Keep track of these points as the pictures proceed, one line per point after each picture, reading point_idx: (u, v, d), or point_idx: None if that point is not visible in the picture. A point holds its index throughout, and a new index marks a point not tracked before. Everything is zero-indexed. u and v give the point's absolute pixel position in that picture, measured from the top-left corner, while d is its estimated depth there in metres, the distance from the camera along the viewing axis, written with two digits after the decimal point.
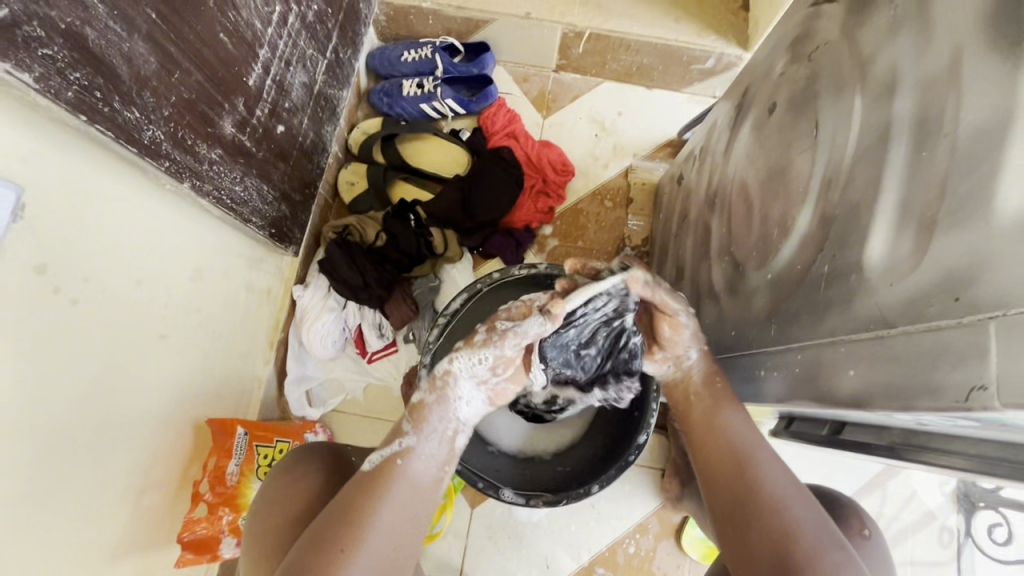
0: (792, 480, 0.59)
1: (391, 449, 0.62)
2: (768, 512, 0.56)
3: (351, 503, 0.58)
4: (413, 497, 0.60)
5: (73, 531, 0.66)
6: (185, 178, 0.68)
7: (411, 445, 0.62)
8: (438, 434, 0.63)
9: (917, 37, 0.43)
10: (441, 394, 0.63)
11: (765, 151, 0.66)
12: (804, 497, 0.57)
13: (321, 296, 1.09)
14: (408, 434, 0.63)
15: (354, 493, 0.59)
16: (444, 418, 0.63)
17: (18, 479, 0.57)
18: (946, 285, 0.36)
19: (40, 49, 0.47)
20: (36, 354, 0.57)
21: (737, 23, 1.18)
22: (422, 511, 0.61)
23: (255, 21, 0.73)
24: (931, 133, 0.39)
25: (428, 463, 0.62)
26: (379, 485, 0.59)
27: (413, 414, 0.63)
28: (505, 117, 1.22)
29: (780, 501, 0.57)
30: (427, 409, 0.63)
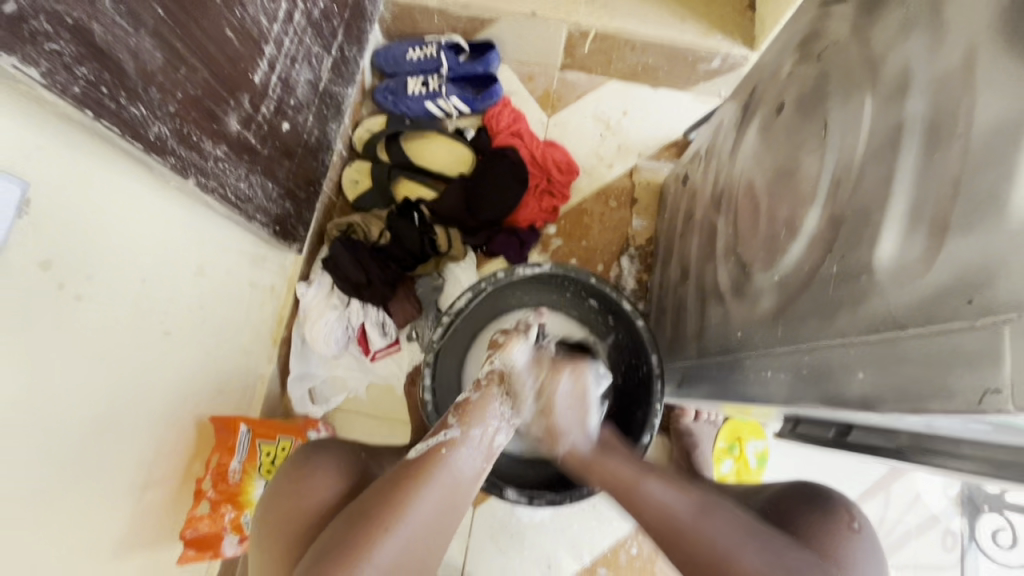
0: (738, 521, 0.54)
1: (437, 439, 0.59)
2: (690, 547, 0.54)
3: (397, 484, 0.55)
4: (462, 490, 0.58)
5: (78, 527, 0.66)
6: (190, 175, 0.68)
7: (465, 436, 0.60)
8: (495, 429, 0.61)
9: (929, 38, 0.42)
10: (487, 392, 0.64)
11: (772, 152, 0.65)
12: (739, 528, 0.54)
13: (324, 293, 1.08)
14: (462, 425, 0.61)
15: (400, 476, 0.56)
16: (494, 416, 0.62)
17: (22, 475, 0.57)
18: (959, 288, 0.35)
19: (47, 44, 0.47)
20: (41, 349, 0.57)
21: (743, 22, 1.17)
22: (462, 506, 0.57)
23: (261, 18, 0.73)
24: (944, 133, 0.39)
25: (476, 460, 0.59)
26: (427, 470, 0.56)
27: (467, 408, 0.62)
28: (510, 116, 1.22)
29: (690, 533, 0.54)
30: (474, 404, 0.62)
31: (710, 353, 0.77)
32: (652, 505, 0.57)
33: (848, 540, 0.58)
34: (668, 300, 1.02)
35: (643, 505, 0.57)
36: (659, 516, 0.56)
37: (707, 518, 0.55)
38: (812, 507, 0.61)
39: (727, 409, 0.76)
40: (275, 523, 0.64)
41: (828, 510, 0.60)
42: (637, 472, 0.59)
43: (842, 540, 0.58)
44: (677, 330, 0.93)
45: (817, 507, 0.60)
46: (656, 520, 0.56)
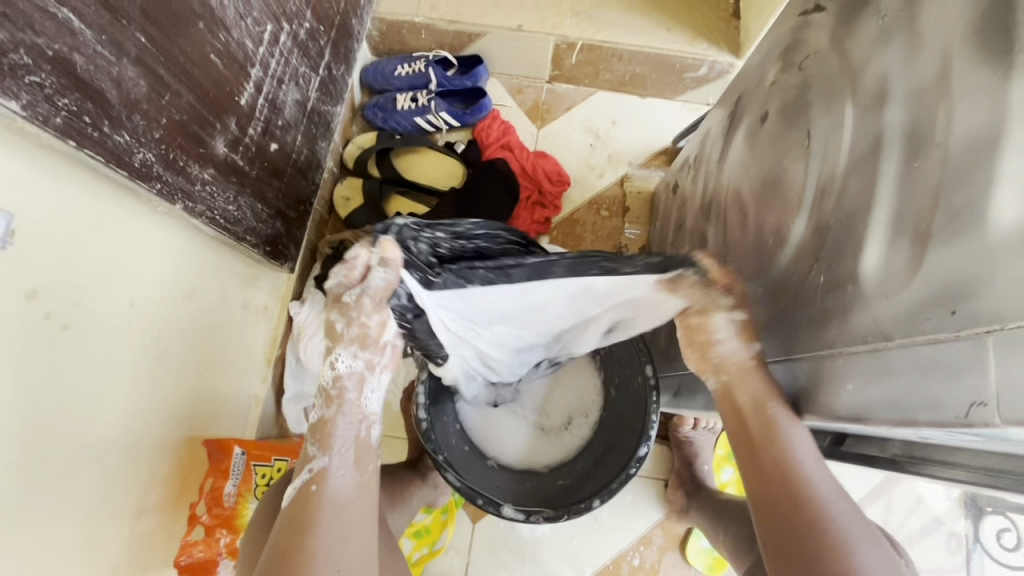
0: (854, 505, 0.51)
1: (302, 479, 0.61)
2: (820, 522, 0.49)
3: (277, 554, 0.56)
4: (342, 521, 0.59)
5: (71, 547, 0.65)
6: (177, 200, 0.67)
7: (325, 467, 0.61)
8: (351, 435, 0.63)
9: (906, 48, 0.42)
10: (334, 407, 0.63)
11: (758, 160, 0.65)
12: (858, 516, 0.51)
13: (318, 312, 1.07)
14: (314, 457, 0.62)
15: (280, 539, 0.58)
16: (340, 440, 0.62)
17: (11, 496, 0.56)
18: (943, 298, 0.35)
19: (27, 76, 0.47)
20: (28, 370, 0.56)
21: (728, 29, 1.18)
22: (357, 529, 0.60)
23: (247, 41, 0.74)
24: (924, 140, 0.39)
25: (345, 477, 0.62)
26: (303, 523, 0.58)
27: (315, 435, 0.62)
28: (499, 129, 1.22)
29: (823, 513, 0.50)
30: (329, 425, 0.63)
31: None
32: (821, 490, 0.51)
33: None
34: None
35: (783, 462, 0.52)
36: (810, 498, 0.51)
37: (837, 499, 0.51)
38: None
39: None
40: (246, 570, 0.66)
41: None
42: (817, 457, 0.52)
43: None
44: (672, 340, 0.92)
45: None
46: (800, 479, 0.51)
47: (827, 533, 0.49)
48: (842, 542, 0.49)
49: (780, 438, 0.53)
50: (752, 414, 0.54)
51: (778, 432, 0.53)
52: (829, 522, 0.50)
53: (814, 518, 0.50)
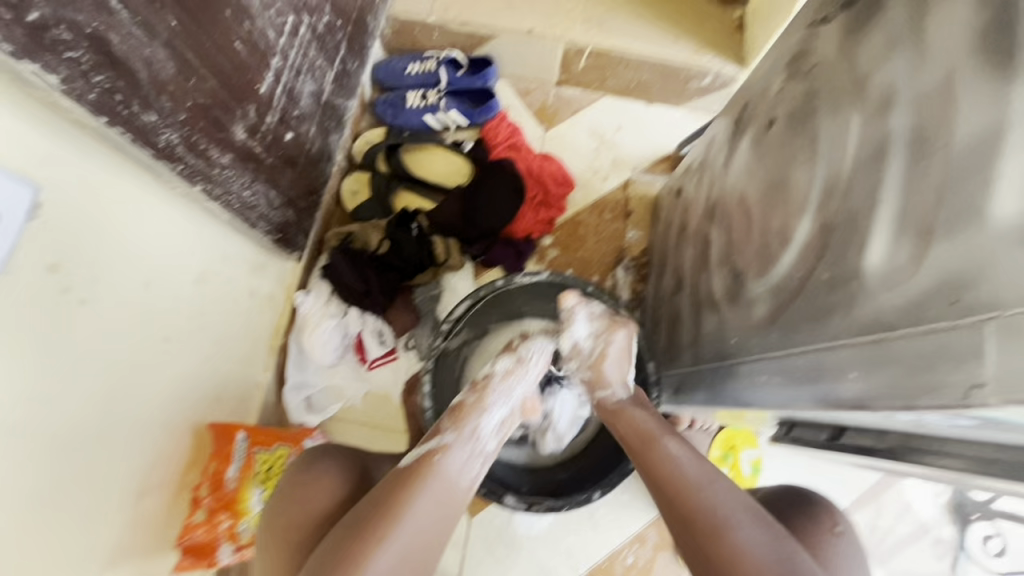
0: (743, 501, 0.60)
1: (430, 445, 0.65)
2: (655, 469, 0.65)
3: (388, 497, 0.60)
4: (440, 504, 0.61)
5: (74, 519, 0.65)
6: (196, 182, 0.70)
7: (447, 440, 0.66)
8: (473, 433, 0.67)
9: (912, 58, 0.45)
10: (478, 394, 0.70)
11: (764, 165, 0.68)
12: (741, 504, 0.60)
13: (321, 302, 1.08)
14: (444, 430, 0.67)
15: (393, 486, 0.61)
16: (484, 421, 0.68)
17: (20, 465, 0.57)
18: (944, 289, 0.37)
19: (66, 52, 0.48)
20: (43, 340, 0.57)
21: (732, 42, 1.21)
22: (451, 513, 0.62)
23: (269, 31, 0.75)
24: (928, 144, 0.41)
25: (466, 463, 0.65)
26: (416, 482, 0.61)
27: (453, 415, 0.68)
28: (508, 130, 1.23)
29: (696, 491, 0.61)
30: (467, 408, 0.69)
31: (704, 359, 0.78)
32: (654, 449, 0.67)
33: (828, 543, 0.64)
34: (663, 309, 1.03)
35: (659, 463, 0.65)
36: (676, 481, 0.62)
37: (711, 484, 0.62)
38: (798, 512, 0.67)
39: (722, 415, 0.79)
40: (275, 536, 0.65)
41: (811, 515, 0.67)
42: (686, 451, 0.66)
43: (823, 543, 0.64)
44: (672, 340, 0.94)
45: (801, 512, 0.67)
46: (672, 477, 0.63)
47: (693, 506, 0.60)
48: (721, 522, 0.58)
49: (655, 446, 0.67)
50: (632, 430, 0.70)
51: (653, 441, 0.68)
52: (710, 500, 0.60)
53: (653, 474, 0.65)
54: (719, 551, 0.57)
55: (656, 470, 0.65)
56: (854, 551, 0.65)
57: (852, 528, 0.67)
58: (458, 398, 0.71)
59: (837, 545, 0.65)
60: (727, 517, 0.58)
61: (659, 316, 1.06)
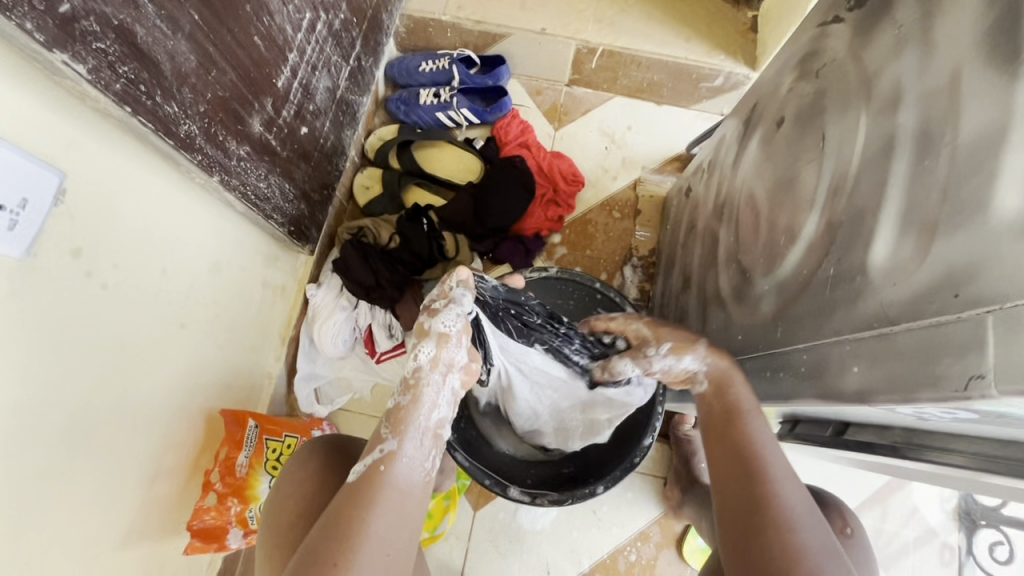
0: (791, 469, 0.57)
1: (373, 456, 0.59)
2: (741, 450, 0.58)
3: (340, 520, 0.55)
4: (401, 511, 0.57)
5: (89, 497, 0.67)
6: (214, 172, 0.71)
7: (390, 448, 0.59)
8: (422, 432, 0.61)
9: (920, 56, 0.45)
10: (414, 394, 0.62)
11: (772, 164, 0.68)
12: (807, 505, 0.55)
13: (333, 295, 1.11)
14: (386, 438, 0.60)
15: (345, 503, 0.56)
16: (426, 416, 0.62)
17: (39, 442, 0.59)
18: (947, 283, 0.38)
19: (94, 43, 0.50)
20: (65, 321, 0.59)
21: (746, 43, 1.21)
22: (414, 519, 0.58)
23: (287, 27, 0.77)
24: (933, 141, 0.42)
25: (415, 468, 0.60)
26: (366, 498, 0.56)
27: (390, 421, 0.61)
28: (518, 129, 1.25)
29: (769, 480, 0.56)
30: (404, 409, 0.61)
31: None
32: (744, 422, 0.59)
33: (841, 545, 0.65)
34: (670, 308, 1.04)
35: (745, 441, 0.58)
36: (746, 468, 0.57)
37: (786, 479, 0.56)
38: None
39: None
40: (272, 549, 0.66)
41: (824, 516, 0.67)
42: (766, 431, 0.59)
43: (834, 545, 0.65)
44: None
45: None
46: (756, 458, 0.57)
47: (777, 495, 0.55)
48: (789, 517, 0.53)
49: (743, 419, 0.60)
50: (719, 397, 0.62)
51: (744, 416, 0.60)
52: (782, 493, 0.54)
53: (733, 457, 0.58)
54: (781, 538, 0.52)
55: (738, 445, 0.58)
56: (865, 552, 0.66)
57: (862, 530, 0.68)
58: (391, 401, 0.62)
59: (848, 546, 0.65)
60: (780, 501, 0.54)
61: (666, 314, 1.06)
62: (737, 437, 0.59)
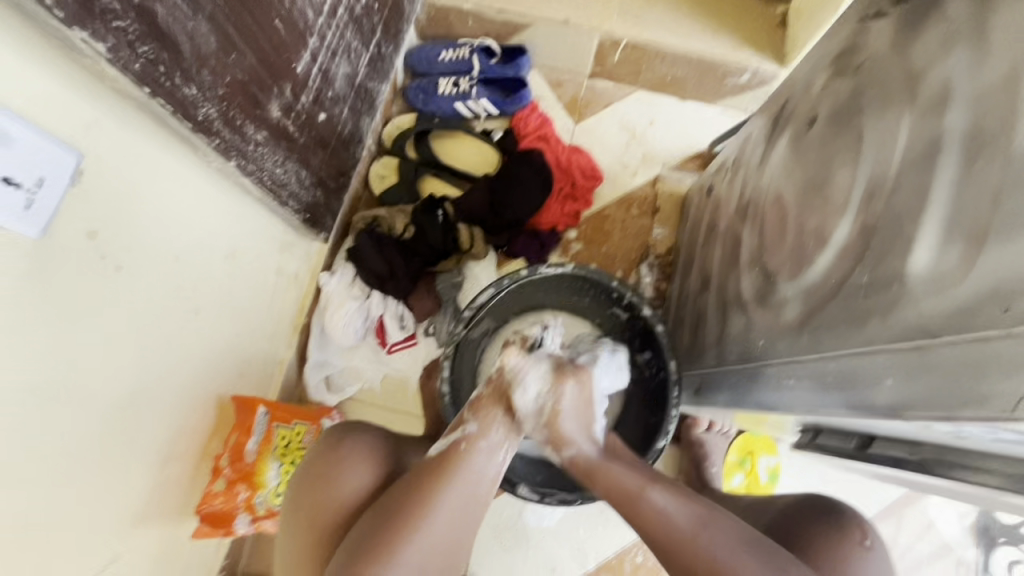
0: (739, 536, 0.57)
1: (456, 436, 0.65)
2: (645, 522, 0.60)
3: (417, 487, 0.60)
4: (472, 490, 0.62)
5: (99, 478, 0.67)
6: (231, 157, 0.71)
7: (474, 432, 0.64)
8: (501, 428, 0.65)
9: (973, 54, 0.43)
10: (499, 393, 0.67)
11: (803, 165, 0.66)
12: (740, 540, 0.57)
13: (345, 284, 1.11)
14: (472, 420, 0.65)
15: (423, 472, 0.62)
16: (508, 414, 0.66)
17: (48, 422, 0.58)
18: (996, 296, 0.36)
19: (114, 21, 0.49)
20: (73, 301, 0.57)
21: (775, 38, 1.18)
22: (481, 498, 0.62)
23: (308, 11, 0.76)
24: (986, 146, 0.39)
25: (491, 454, 0.64)
26: (443, 473, 0.61)
27: (473, 407, 0.66)
28: (538, 121, 1.23)
29: (688, 540, 0.58)
30: (487, 408, 0.66)
31: (728, 360, 0.77)
32: (641, 502, 0.61)
33: (857, 556, 0.63)
34: (686, 308, 1.02)
35: (624, 490, 0.62)
36: (667, 538, 0.58)
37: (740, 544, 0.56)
38: (826, 521, 0.66)
39: (741, 417, 0.77)
40: (301, 507, 0.66)
41: (841, 528, 0.65)
42: (671, 500, 0.60)
43: (851, 557, 0.63)
44: (695, 340, 0.93)
45: (831, 523, 0.65)
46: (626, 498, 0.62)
47: (684, 549, 0.57)
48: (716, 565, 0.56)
49: (604, 466, 0.64)
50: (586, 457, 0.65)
51: (609, 467, 0.64)
52: (710, 543, 0.57)
53: (646, 530, 0.59)
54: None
55: (649, 528, 0.60)
56: (882, 566, 0.63)
57: (880, 542, 0.66)
58: (478, 390, 0.68)
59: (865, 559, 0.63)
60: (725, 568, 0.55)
61: (682, 315, 1.04)
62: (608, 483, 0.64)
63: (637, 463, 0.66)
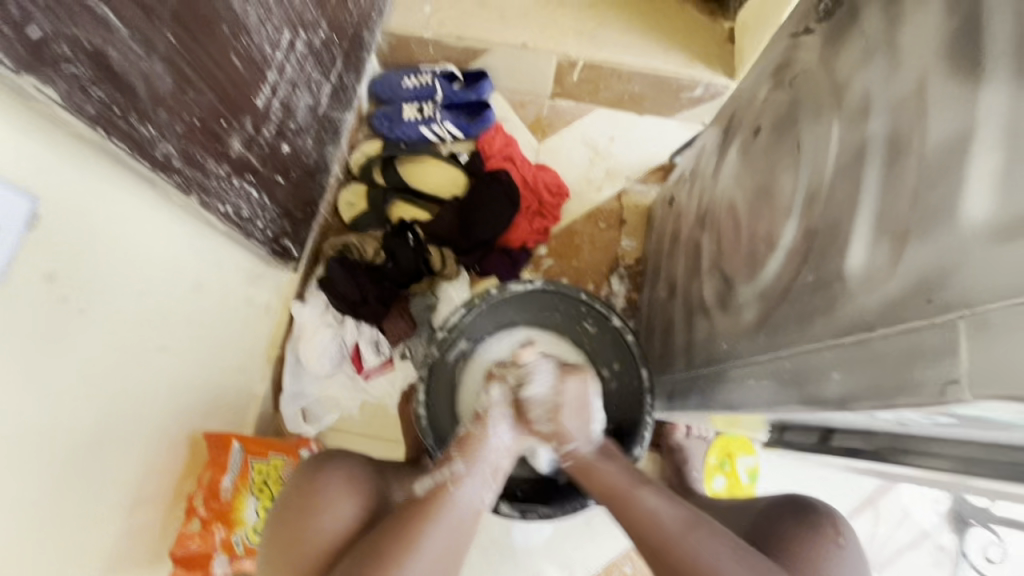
0: (725, 542, 0.60)
1: (442, 476, 0.65)
2: (634, 526, 0.63)
3: (406, 518, 0.61)
4: (457, 526, 0.62)
5: (65, 523, 0.65)
6: (193, 192, 0.71)
7: (461, 474, 0.65)
8: (489, 465, 0.67)
9: (886, 66, 0.46)
10: (485, 424, 0.69)
11: (751, 173, 0.69)
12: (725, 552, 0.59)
13: (319, 312, 1.11)
14: (457, 464, 0.66)
15: (405, 511, 0.62)
16: (494, 446, 0.68)
17: (11, 470, 0.56)
18: (921, 288, 0.38)
19: (66, 67, 0.50)
20: (30, 342, 0.56)
21: (723, 52, 1.24)
22: (465, 533, 0.62)
23: (266, 47, 0.77)
24: (903, 150, 0.42)
25: (477, 492, 0.65)
26: (427, 512, 0.61)
27: (461, 447, 0.67)
28: (502, 141, 1.25)
29: (677, 542, 0.60)
30: (475, 438, 0.68)
31: (697, 365, 0.79)
32: (632, 502, 0.65)
33: (830, 555, 0.64)
34: (656, 317, 1.04)
35: (645, 514, 0.63)
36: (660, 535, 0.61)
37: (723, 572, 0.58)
38: (799, 519, 0.67)
39: (715, 418, 0.79)
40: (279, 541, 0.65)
41: (815, 523, 0.67)
42: (627, 474, 0.68)
43: (824, 554, 0.64)
44: (666, 346, 0.95)
45: (803, 521, 0.67)
46: (656, 529, 0.62)
47: (684, 555, 0.59)
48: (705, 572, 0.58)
49: (629, 492, 0.65)
50: (587, 477, 0.69)
51: (631, 493, 0.65)
52: (696, 547, 0.59)
53: (642, 537, 0.62)
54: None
55: (643, 531, 0.62)
56: (856, 560, 0.65)
57: (853, 533, 0.67)
58: (463, 428, 0.70)
59: (838, 554, 0.65)
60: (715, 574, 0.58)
61: (653, 324, 1.06)
62: (633, 511, 0.64)
63: (631, 466, 0.69)
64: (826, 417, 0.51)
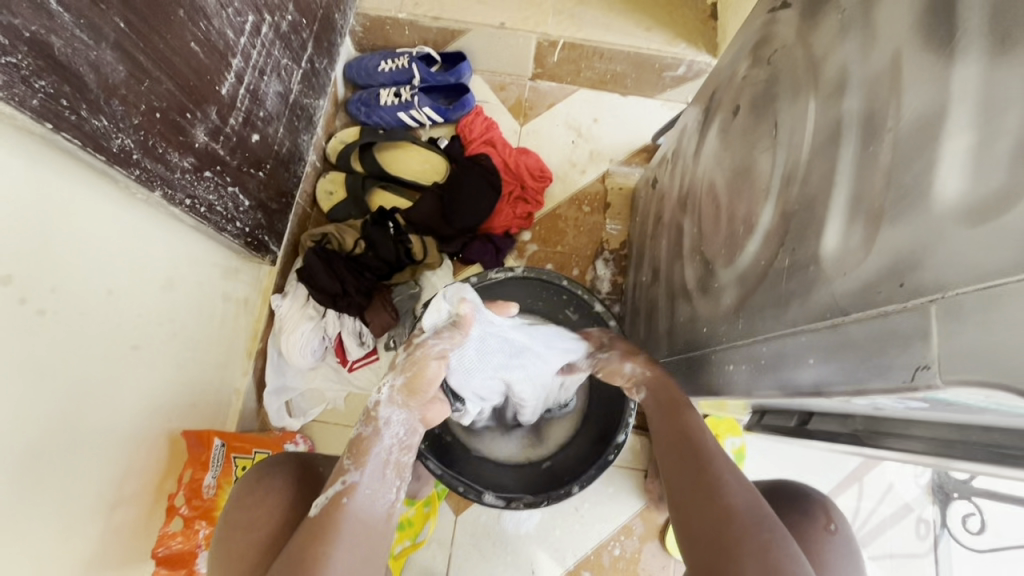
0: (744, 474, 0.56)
1: (334, 489, 0.59)
2: (675, 431, 0.62)
3: (306, 541, 0.56)
4: (364, 538, 0.57)
5: (39, 528, 0.63)
6: (156, 186, 0.68)
7: (356, 481, 0.59)
8: (385, 464, 0.62)
9: (862, 41, 0.45)
10: (374, 424, 0.63)
11: (730, 153, 0.68)
12: (742, 479, 0.56)
13: (298, 305, 1.08)
14: (348, 471, 0.60)
15: (305, 533, 0.56)
16: (387, 444, 0.63)
17: None
18: (894, 271, 0.37)
19: (3, 57, 0.47)
20: None
21: (705, 29, 1.21)
22: (374, 541, 0.58)
23: (228, 31, 0.74)
24: (878, 128, 0.41)
25: (377, 495, 0.60)
26: (325, 532, 0.56)
27: (352, 451, 0.61)
28: (483, 125, 1.22)
29: (709, 453, 0.58)
30: (365, 442, 0.62)
31: (678, 349, 0.78)
32: (682, 414, 0.63)
33: (825, 544, 0.64)
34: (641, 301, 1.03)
35: (689, 426, 0.62)
36: (695, 442, 0.60)
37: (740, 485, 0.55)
38: (794, 507, 0.67)
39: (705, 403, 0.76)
40: (222, 558, 0.64)
41: (808, 512, 0.66)
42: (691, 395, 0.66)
43: (818, 543, 0.64)
44: (650, 331, 0.94)
45: (797, 509, 0.67)
46: (696, 439, 0.60)
47: (706, 465, 0.57)
48: (719, 484, 0.55)
49: (684, 409, 0.64)
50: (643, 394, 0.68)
51: (680, 409, 0.64)
52: (721, 465, 0.57)
53: (683, 440, 0.60)
54: (714, 505, 0.54)
55: (680, 436, 0.61)
56: (848, 548, 0.65)
57: (844, 522, 0.67)
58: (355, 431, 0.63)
59: (828, 542, 0.65)
60: (726, 490, 0.54)
61: (637, 308, 1.06)
62: (677, 421, 0.63)
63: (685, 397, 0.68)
64: (802, 402, 0.51)
